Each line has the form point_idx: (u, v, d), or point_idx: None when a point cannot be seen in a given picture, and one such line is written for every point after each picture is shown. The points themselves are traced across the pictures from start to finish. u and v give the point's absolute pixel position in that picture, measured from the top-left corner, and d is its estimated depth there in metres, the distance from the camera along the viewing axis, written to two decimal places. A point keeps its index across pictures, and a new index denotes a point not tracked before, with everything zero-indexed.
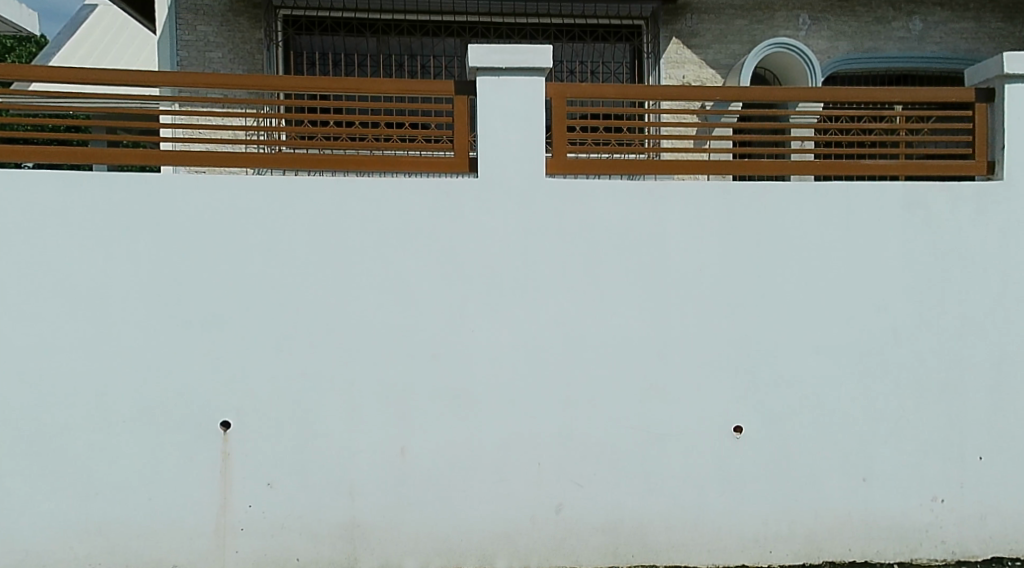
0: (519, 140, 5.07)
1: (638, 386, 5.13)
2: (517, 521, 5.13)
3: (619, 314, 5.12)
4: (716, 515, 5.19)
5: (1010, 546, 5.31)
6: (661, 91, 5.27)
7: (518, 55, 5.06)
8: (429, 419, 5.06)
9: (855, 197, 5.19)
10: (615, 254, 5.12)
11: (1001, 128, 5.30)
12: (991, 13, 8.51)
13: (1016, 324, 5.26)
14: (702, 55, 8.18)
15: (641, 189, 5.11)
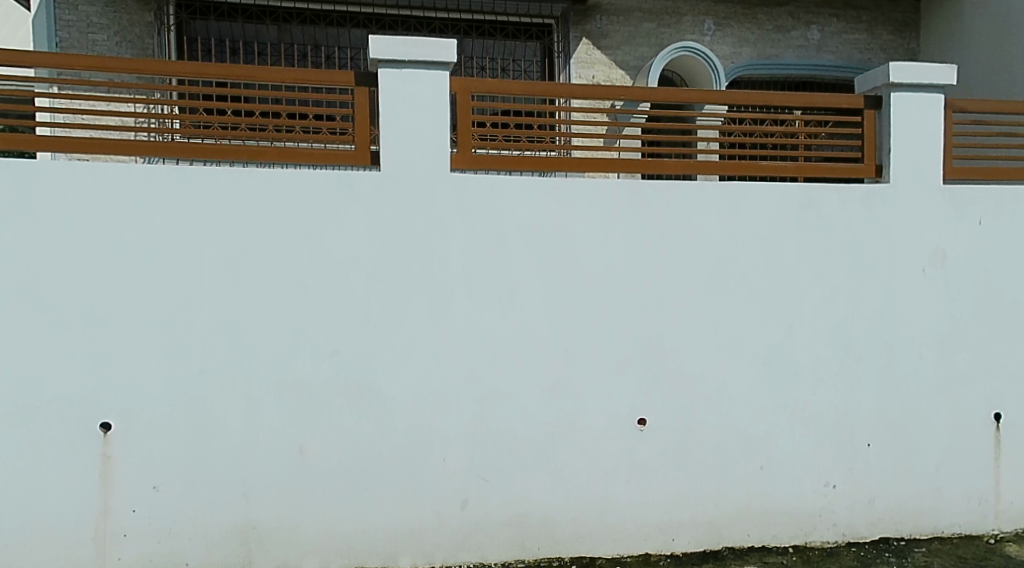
0: (423, 133, 5.10)
1: (543, 378, 5.22)
2: (423, 516, 5.16)
3: (524, 308, 5.20)
4: (619, 505, 5.33)
5: (897, 526, 5.59)
6: (567, 89, 5.36)
7: (421, 48, 5.09)
8: (338, 412, 5.05)
9: (750, 197, 5.39)
10: (520, 249, 5.19)
11: (888, 132, 5.57)
12: (882, 26, 8.97)
13: (901, 319, 5.55)
14: (612, 55, 8.34)
15: (546, 186, 5.21)
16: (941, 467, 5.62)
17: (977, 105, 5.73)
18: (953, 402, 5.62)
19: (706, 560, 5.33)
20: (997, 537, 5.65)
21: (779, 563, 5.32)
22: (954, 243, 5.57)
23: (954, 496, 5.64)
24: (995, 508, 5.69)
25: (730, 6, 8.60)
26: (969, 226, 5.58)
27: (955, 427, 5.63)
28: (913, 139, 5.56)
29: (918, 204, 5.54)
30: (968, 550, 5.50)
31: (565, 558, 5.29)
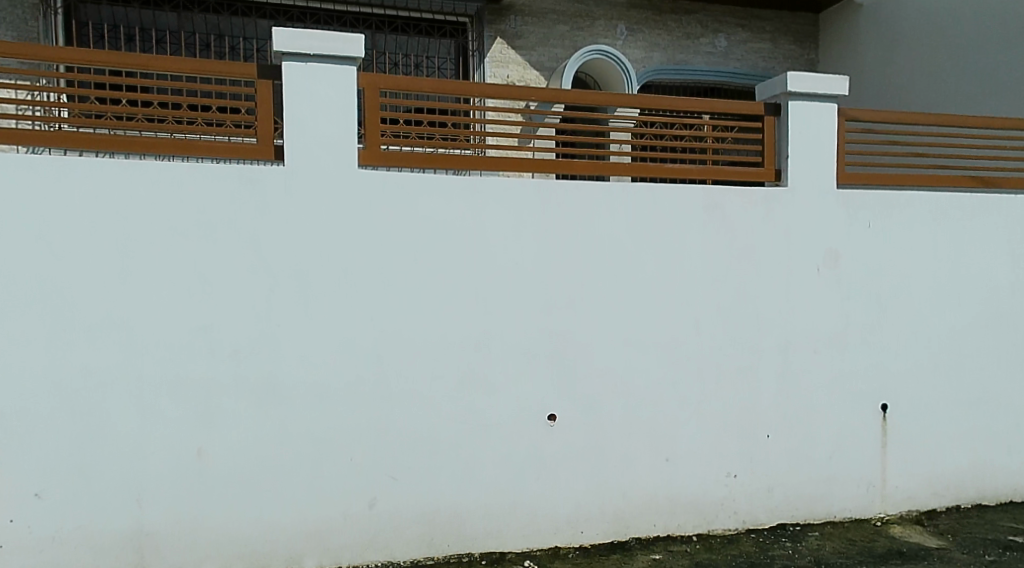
0: (330, 129, 5.08)
1: (452, 373, 5.27)
2: (328, 517, 5.14)
3: (434, 304, 5.24)
4: (528, 499, 5.40)
5: (792, 513, 5.83)
6: (480, 88, 5.40)
7: (327, 42, 5.07)
8: (247, 407, 5.00)
9: (657, 198, 5.55)
10: (431, 247, 5.23)
11: (787, 138, 5.79)
12: (784, 37, 9.40)
13: (797, 316, 5.79)
14: (527, 56, 8.43)
15: (457, 183, 5.26)
16: (833, 455, 5.90)
17: (866, 115, 6.02)
18: (845, 394, 5.90)
19: (613, 550, 5.45)
20: (883, 520, 5.97)
21: (683, 550, 5.48)
22: (847, 244, 5.86)
23: (845, 484, 5.92)
24: (882, 493, 6.01)
25: (641, 12, 8.84)
26: (859, 229, 5.89)
27: (847, 418, 5.91)
28: (810, 145, 5.80)
29: (815, 207, 5.80)
30: (857, 533, 5.78)
31: (475, 553, 5.34)
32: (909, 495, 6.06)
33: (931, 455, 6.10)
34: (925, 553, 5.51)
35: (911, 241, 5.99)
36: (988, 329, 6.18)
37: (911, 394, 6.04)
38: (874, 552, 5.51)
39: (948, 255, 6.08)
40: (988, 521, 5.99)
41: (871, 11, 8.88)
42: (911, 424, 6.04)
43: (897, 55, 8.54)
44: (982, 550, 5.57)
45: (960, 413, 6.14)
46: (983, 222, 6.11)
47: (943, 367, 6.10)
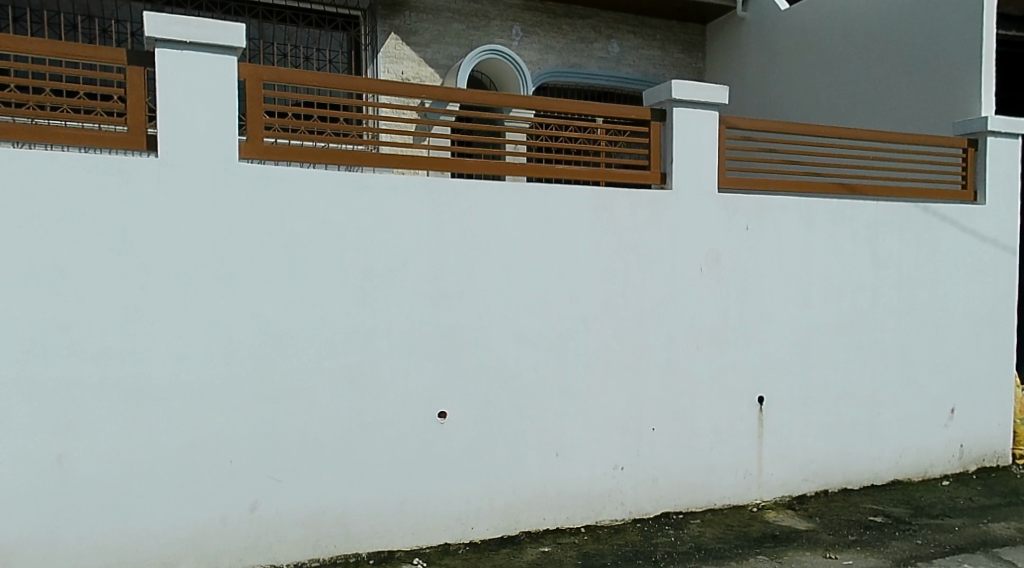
0: (207, 121, 4.90)
1: (339, 372, 5.19)
2: (205, 523, 4.95)
3: (322, 301, 5.15)
4: (419, 497, 5.39)
5: (675, 502, 6.04)
6: (371, 83, 5.36)
7: (204, 29, 4.87)
8: (114, 411, 4.77)
9: (548, 198, 5.64)
10: (318, 245, 5.14)
11: (672, 143, 5.97)
12: (673, 45, 9.75)
13: (679, 314, 5.99)
14: (422, 53, 8.42)
15: (345, 179, 5.18)
16: (713, 446, 6.13)
17: (747, 123, 6.28)
18: (724, 389, 6.15)
19: (502, 545, 5.52)
20: (758, 506, 6.26)
21: (571, 542, 5.59)
22: (728, 246, 6.12)
23: (725, 474, 6.17)
24: (758, 480, 6.29)
25: (536, 15, 8.96)
26: (740, 230, 6.15)
27: (725, 411, 6.16)
28: (694, 150, 6.01)
29: (699, 210, 6.03)
30: (734, 518, 6.05)
31: (362, 553, 5.29)
32: (782, 481, 6.37)
33: (803, 444, 6.43)
34: (795, 535, 5.81)
35: (786, 243, 6.30)
36: (855, 326, 6.58)
37: (785, 387, 6.34)
38: (749, 536, 5.77)
39: (819, 258, 6.42)
40: (852, 503, 6.38)
41: (754, 23, 9.26)
42: (784, 416, 6.35)
43: (776, 66, 8.95)
44: (847, 531, 5.92)
45: (829, 405, 6.50)
46: (850, 226, 6.52)
47: (814, 362, 6.44)
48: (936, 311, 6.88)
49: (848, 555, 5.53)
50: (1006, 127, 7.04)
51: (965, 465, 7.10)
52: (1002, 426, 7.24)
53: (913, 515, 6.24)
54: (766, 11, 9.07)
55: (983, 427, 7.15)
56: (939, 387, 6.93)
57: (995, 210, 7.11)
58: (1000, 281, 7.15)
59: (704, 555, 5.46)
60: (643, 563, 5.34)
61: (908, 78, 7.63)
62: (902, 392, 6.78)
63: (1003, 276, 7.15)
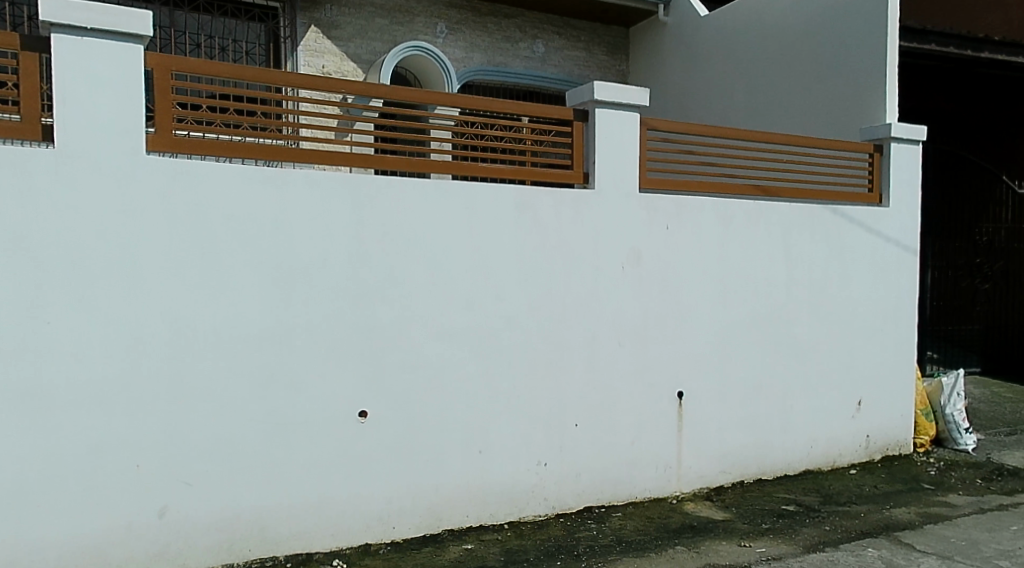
0: (110, 111, 4.75)
1: (255, 372, 5.11)
2: (109, 531, 4.79)
3: (238, 300, 5.05)
4: (339, 497, 5.33)
5: (597, 496, 6.12)
6: (290, 77, 5.29)
7: (108, 16, 4.73)
8: (8, 415, 4.57)
9: (470, 195, 5.65)
10: (231, 242, 5.03)
11: (594, 143, 6.04)
12: (598, 47, 9.87)
13: (599, 312, 6.07)
14: (343, 47, 8.33)
15: (260, 174, 5.10)
16: (634, 441, 6.24)
17: (667, 125, 6.40)
18: (644, 385, 6.26)
19: (425, 544, 5.50)
20: (678, 498, 6.39)
21: (494, 539, 5.61)
22: (647, 245, 6.23)
23: (645, 468, 6.29)
24: (677, 473, 6.42)
25: (461, 13, 8.96)
26: (660, 229, 6.27)
27: (645, 406, 6.27)
28: (615, 151, 6.10)
29: (619, 209, 6.12)
30: (655, 511, 6.16)
31: (279, 557, 5.19)
32: (701, 474, 6.52)
33: (720, 438, 6.58)
34: (712, 525, 5.95)
35: (704, 243, 6.45)
36: (769, 323, 6.77)
37: (702, 383, 6.49)
38: (668, 527, 5.89)
39: (736, 257, 6.59)
40: (766, 493, 6.56)
41: (675, 28, 9.43)
42: (702, 411, 6.49)
43: (696, 70, 9.14)
44: (761, 520, 6.09)
45: (745, 399, 6.67)
46: (765, 226, 6.71)
47: (731, 359, 6.61)
48: (845, 309, 7.14)
49: (762, 543, 5.70)
50: (907, 134, 7.38)
51: (871, 454, 7.38)
52: (906, 417, 7.56)
53: (823, 503, 6.46)
54: (686, 16, 9.25)
55: (888, 418, 7.45)
56: (848, 381, 7.19)
57: (899, 212, 7.42)
58: (904, 279, 7.47)
59: (624, 548, 5.54)
60: (566, 557, 5.40)
61: (820, 85, 7.87)
62: (813, 387, 7.01)
63: (906, 275, 7.47)
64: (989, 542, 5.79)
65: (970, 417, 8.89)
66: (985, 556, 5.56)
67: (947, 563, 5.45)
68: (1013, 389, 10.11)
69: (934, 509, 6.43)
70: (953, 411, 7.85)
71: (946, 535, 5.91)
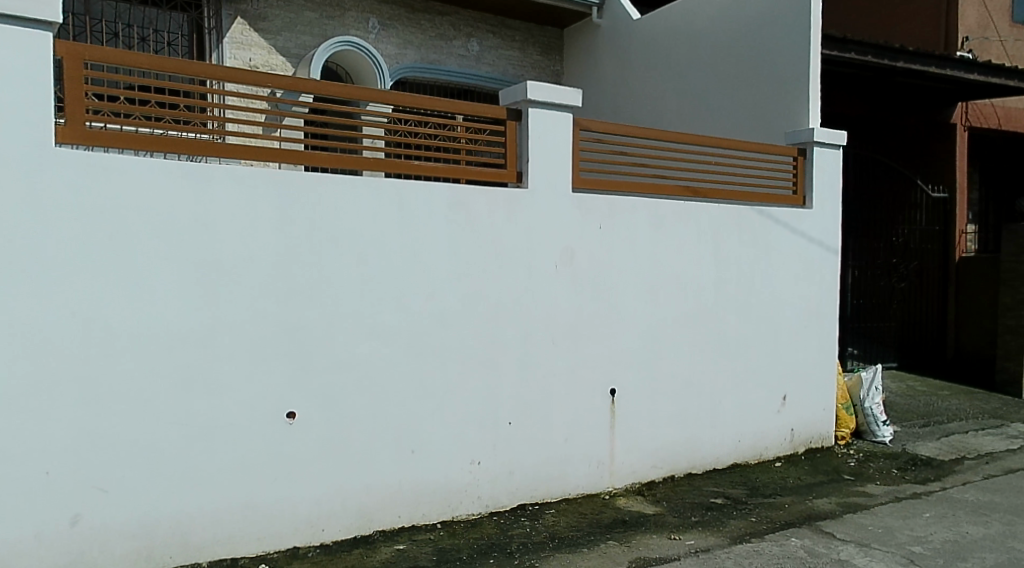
0: (19, 102, 4.58)
1: (178, 373, 4.99)
2: (18, 541, 4.61)
3: (159, 299, 4.93)
4: (266, 501, 5.24)
5: (531, 493, 6.14)
6: (213, 69, 5.17)
7: (18, 2, 4.56)
8: None
9: (401, 194, 5.62)
10: (152, 240, 4.91)
11: (527, 143, 6.05)
12: (532, 47, 9.89)
13: (532, 311, 6.09)
14: (272, 41, 8.17)
15: (181, 170, 4.98)
16: (567, 438, 6.27)
17: (599, 126, 6.45)
18: (577, 383, 6.30)
19: (355, 545, 5.44)
20: (611, 493, 6.45)
21: (427, 539, 5.58)
22: (579, 243, 6.27)
23: (578, 465, 6.33)
24: (609, 469, 6.48)
25: (394, 9, 8.88)
26: (592, 229, 6.33)
27: (578, 403, 6.31)
28: (548, 151, 6.12)
29: (552, 208, 6.15)
30: (588, 507, 6.21)
31: (203, 563, 5.08)
32: (632, 469, 6.59)
33: (651, 433, 6.66)
34: (644, 519, 6.02)
35: (636, 241, 6.53)
36: (699, 322, 6.87)
37: (634, 380, 6.56)
38: (600, 523, 5.94)
39: (667, 257, 6.69)
40: (695, 487, 6.67)
41: (608, 29, 9.51)
42: (634, 407, 6.57)
43: (627, 70, 9.24)
44: (690, 513, 6.19)
45: (675, 396, 6.77)
46: (695, 226, 6.82)
47: (662, 356, 6.69)
48: (771, 306, 7.30)
49: (691, 536, 5.79)
50: (829, 139, 7.59)
51: (795, 447, 7.56)
52: (828, 410, 7.76)
53: (750, 495, 6.59)
54: (619, 17, 9.34)
55: (811, 413, 7.64)
56: (774, 377, 7.36)
57: (822, 214, 7.62)
58: (827, 278, 7.67)
59: (557, 544, 5.58)
60: (498, 555, 5.41)
61: (747, 89, 8.02)
62: (741, 383, 7.14)
63: (829, 274, 7.67)
64: (904, 529, 5.99)
65: (888, 410, 9.17)
66: (901, 543, 5.76)
67: (865, 550, 5.62)
68: (928, 383, 10.47)
69: (854, 498, 6.62)
70: (872, 405, 8.09)
71: (864, 523, 6.09)
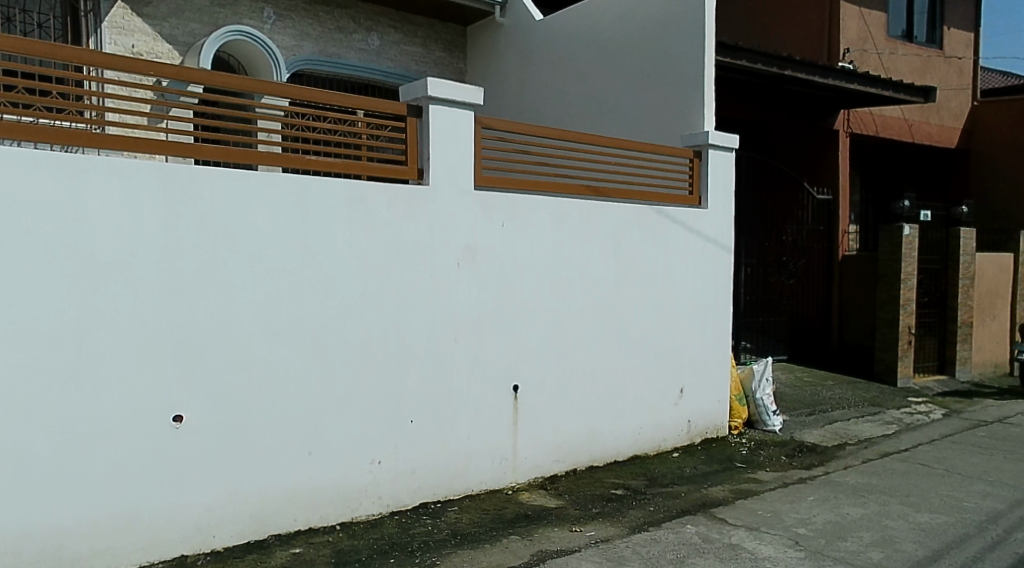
0: None
1: (53, 376, 4.78)
2: None
3: (32, 299, 4.72)
4: (152, 508, 5.06)
5: (433, 491, 6.10)
6: (95, 56, 4.97)
7: None
8: None
9: (296, 190, 5.50)
10: (22, 236, 4.68)
11: (429, 140, 6.02)
12: (435, 44, 9.86)
13: (431, 308, 6.05)
14: (158, 27, 7.87)
15: (57, 163, 4.77)
16: (469, 434, 6.27)
17: (502, 124, 6.46)
18: (479, 379, 6.31)
19: (249, 551, 5.31)
20: (514, 489, 6.47)
21: (325, 541, 5.49)
22: (481, 239, 6.27)
23: (481, 461, 6.34)
24: (512, 464, 6.51)
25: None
26: (495, 226, 6.34)
27: (480, 399, 6.32)
28: (449, 147, 6.10)
29: (453, 205, 6.13)
30: (490, 503, 6.22)
31: None
32: (535, 464, 6.63)
33: (553, 427, 6.72)
34: (546, 513, 6.07)
35: (539, 237, 6.58)
36: (599, 317, 6.96)
37: (536, 376, 6.60)
38: (503, 518, 5.96)
39: (568, 253, 6.75)
40: (597, 479, 6.76)
41: (511, 29, 9.54)
42: (535, 403, 6.61)
43: (531, 70, 9.29)
44: (591, 505, 6.27)
45: (577, 390, 6.85)
46: (595, 224, 6.91)
47: (563, 351, 6.75)
48: (668, 301, 7.45)
49: (592, 527, 5.87)
50: (722, 142, 7.79)
51: (692, 438, 7.73)
52: (723, 402, 7.97)
53: (648, 485, 6.72)
54: (522, 17, 9.38)
55: (707, 404, 7.84)
56: (671, 371, 7.51)
57: (716, 213, 7.81)
58: (721, 274, 7.87)
59: (459, 541, 5.57)
60: (399, 554, 5.37)
61: (646, 90, 8.17)
62: (640, 378, 7.27)
63: (722, 270, 7.88)
64: (790, 512, 6.21)
65: (778, 400, 9.48)
66: (787, 525, 5.97)
67: (755, 533, 5.80)
68: (815, 374, 10.87)
69: (745, 485, 6.82)
70: (763, 396, 8.35)
71: (754, 508, 6.29)
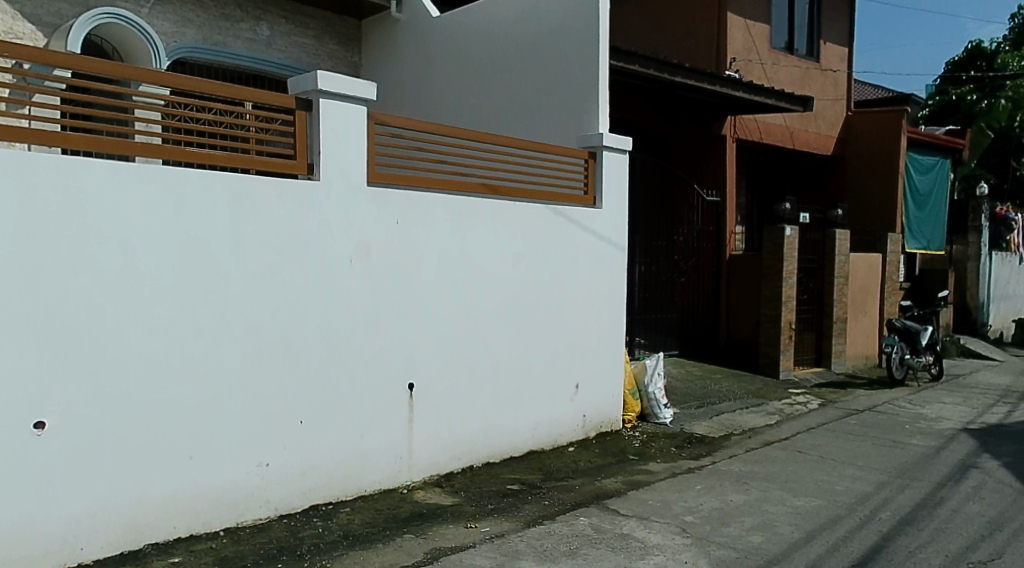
0: None
1: None
2: None
3: None
4: (13, 519, 4.80)
5: (324, 493, 6.00)
6: None
7: None
8: None
9: (175, 184, 5.31)
10: None
11: (319, 134, 5.90)
12: (328, 36, 9.68)
13: (321, 305, 5.94)
14: (19, 6, 7.43)
15: None
16: (363, 433, 6.18)
17: (396, 120, 6.39)
18: (372, 377, 6.22)
19: (122, 562, 5.10)
20: (408, 487, 6.42)
21: (207, 548, 5.33)
22: (374, 236, 6.19)
23: (376, 460, 6.26)
24: (408, 463, 6.45)
25: None
26: (389, 223, 6.27)
27: (374, 398, 6.24)
28: (340, 139, 5.99)
29: (344, 201, 6.03)
30: (384, 502, 6.14)
31: None
32: (431, 461, 6.59)
33: (449, 424, 6.69)
34: (440, 511, 6.04)
35: (434, 234, 6.54)
36: (495, 313, 6.97)
37: (431, 374, 6.56)
38: (396, 517, 5.90)
39: (463, 250, 6.73)
40: (493, 475, 6.77)
41: (407, 25, 9.47)
42: (430, 400, 6.57)
43: (428, 67, 9.24)
44: (487, 501, 6.28)
45: (473, 387, 6.84)
46: (491, 221, 6.91)
47: (458, 347, 6.73)
48: (563, 298, 7.51)
49: (486, 522, 5.87)
50: (616, 144, 7.90)
51: (588, 432, 7.82)
52: (616, 396, 8.08)
53: (544, 479, 6.77)
54: (417, 13, 9.33)
55: (602, 398, 7.94)
56: (566, 366, 7.58)
57: (610, 212, 7.92)
58: (614, 271, 7.98)
59: (350, 542, 5.49)
60: (287, 558, 5.25)
61: (541, 90, 8.23)
62: (537, 374, 7.33)
63: (615, 268, 8.00)
64: (677, 501, 6.35)
65: (669, 393, 9.69)
66: (675, 513, 6.10)
67: (644, 523, 5.91)
68: (704, 368, 11.16)
69: (636, 476, 6.94)
70: (654, 389, 8.54)
71: (644, 498, 6.40)
